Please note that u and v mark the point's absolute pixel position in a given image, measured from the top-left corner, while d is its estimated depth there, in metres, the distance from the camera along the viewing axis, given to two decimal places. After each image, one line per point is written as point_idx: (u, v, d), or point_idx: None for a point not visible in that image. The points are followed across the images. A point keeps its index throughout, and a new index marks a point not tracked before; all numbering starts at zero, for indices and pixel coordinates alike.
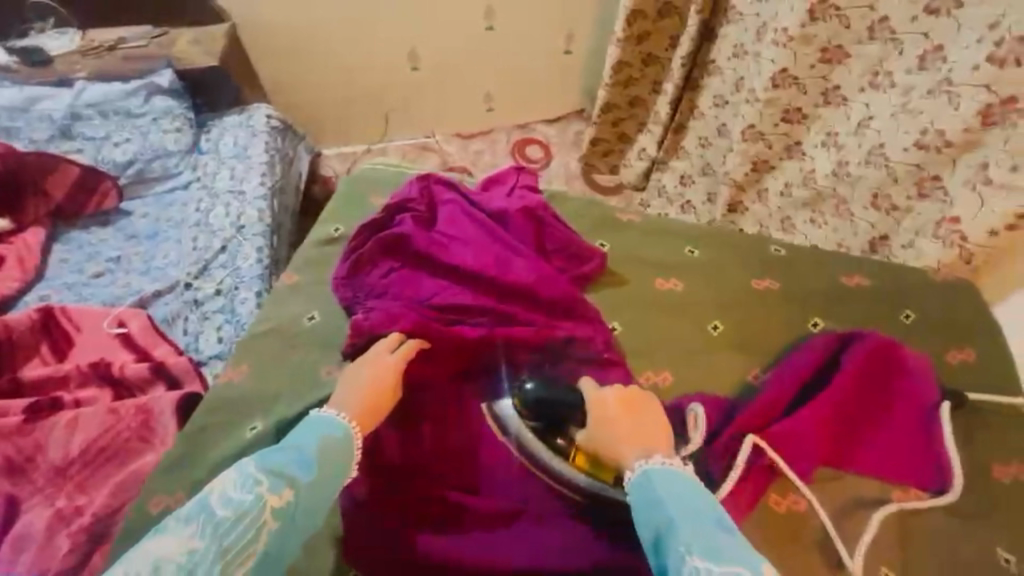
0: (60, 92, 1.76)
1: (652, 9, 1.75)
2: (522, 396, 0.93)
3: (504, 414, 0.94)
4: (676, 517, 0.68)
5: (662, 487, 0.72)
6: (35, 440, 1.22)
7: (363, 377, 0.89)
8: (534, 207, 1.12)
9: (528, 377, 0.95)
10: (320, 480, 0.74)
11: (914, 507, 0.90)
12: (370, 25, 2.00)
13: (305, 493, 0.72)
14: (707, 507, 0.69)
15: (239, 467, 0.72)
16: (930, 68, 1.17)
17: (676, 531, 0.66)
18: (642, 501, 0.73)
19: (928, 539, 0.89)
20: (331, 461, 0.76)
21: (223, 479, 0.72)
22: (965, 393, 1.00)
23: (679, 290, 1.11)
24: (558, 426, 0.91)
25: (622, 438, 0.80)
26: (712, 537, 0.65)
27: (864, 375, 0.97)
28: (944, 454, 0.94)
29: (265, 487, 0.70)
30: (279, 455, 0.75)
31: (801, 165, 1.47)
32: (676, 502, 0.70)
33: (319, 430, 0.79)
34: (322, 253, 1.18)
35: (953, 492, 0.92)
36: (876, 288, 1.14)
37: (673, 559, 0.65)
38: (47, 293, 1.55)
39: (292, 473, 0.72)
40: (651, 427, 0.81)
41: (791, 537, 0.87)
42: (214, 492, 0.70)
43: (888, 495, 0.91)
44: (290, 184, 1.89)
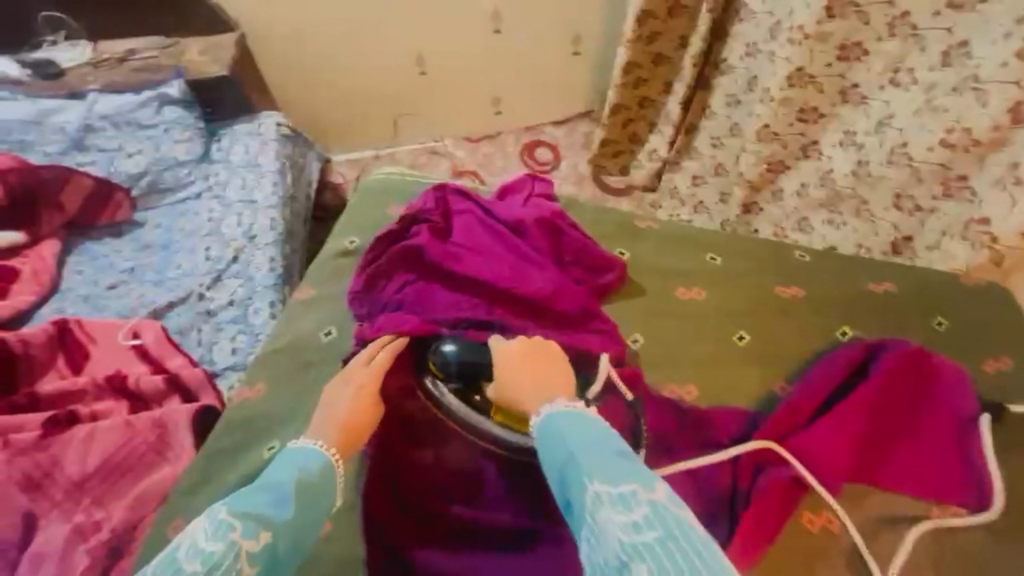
0: (71, 105, 1.77)
1: (663, 9, 1.72)
2: (443, 362, 0.92)
3: (431, 385, 0.94)
4: (577, 451, 0.68)
5: (562, 425, 0.73)
6: (52, 455, 1.22)
7: (341, 392, 0.88)
8: (550, 216, 1.10)
9: (446, 339, 0.94)
10: (299, 516, 0.71)
11: (952, 525, 0.88)
12: (377, 31, 2.00)
13: (283, 533, 0.69)
14: (604, 435, 0.70)
15: (208, 514, 0.68)
16: (955, 64, 1.15)
17: (577, 463, 0.67)
18: (546, 441, 0.73)
19: (968, 557, 0.86)
20: (309, 497, 0.73)
21: (194, 527, 0.67)
22: (1003, 405, 0.98)
23: (701, 299, 1.09)
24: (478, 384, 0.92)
25: (528, 389, 0.82)
26: (610, 463, 0.66)
27: (897, 386, 0.94)
28: (983, 468, 0.92)
29: (237, 534, 0.65)
30: (252, 495, 0.71)
31: (818, 165, 1.43)
32: (575, 435, 0.71)
33: (294, 463, 0.76)
34: (335, 264, 1.17)
35: (992, 510, 0.89)
36: (903, 293, 1.11)
37: (577, 490, 0.66)
38: (62, 305, 1.56)
39: (267, 514, 0.68)
40: (552, 372, 0.83)
41: (822, 556, 0.85)
42: (179, 546, 0.65)
43: (923, 512, 0.89)
44: (301, 192, 1.89)
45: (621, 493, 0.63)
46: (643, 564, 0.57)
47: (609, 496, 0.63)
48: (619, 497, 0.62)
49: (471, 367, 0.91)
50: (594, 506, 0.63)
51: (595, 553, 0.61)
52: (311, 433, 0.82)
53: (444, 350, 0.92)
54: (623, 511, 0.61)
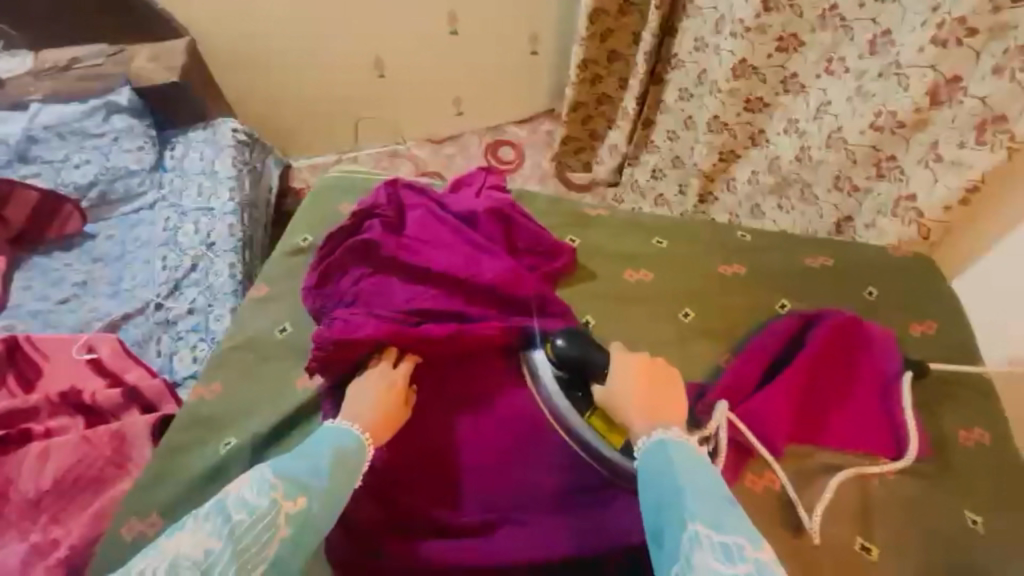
0: (13, 116, 1.72)
1: (613, 6, 1.77)
2: (554, 349, 0.96)
3: (537, 358, 0.98)
4: (684, 487, 0.68)
5: (676, 457, 0.72)
6: (4, 474, 1.18)
7: (374, 385, 0.90)
8: (502, 206, 1.12)
9: (560, 333, 0.98)
10: (334, 485, 0.73)
11: (874, 471, 0.93)
12: (332, 35, 1.99)
13: (318, 499, 0.70)
14: (717, 483, 0.69)
15: (254, 472, 0.71)
16: (880, 52, 1.20)
17: (682, 500, 0.67)
18: (652, 471, 0.73)
19: (890, 502, 0.92)
20: (346, 471, 0.75)
21: (240, 481, 0.70)
22: (927, 364, 1.04)
23: (649, 280, 1.13)
24: (584, 380, 0.94)
25: (633, 401, 0.81)
26: (718, 510, 0.66)
27: (830, 350, 0.99)
28: (904, 423, 0.97)
29: (278, 493, 0.68)
30: (298, 461, 0.73)
31: (766, 152, 1.51)
32: (685, 470, 0.70)
33: (334, 437, 0.78)
34: (289, 265, 1.16)
35: (908, 456, 0.95)
36: (840, 268, 1.17)
37: (675, 524, 0.66)
38: (12, 322, 1.50)
39: (302, 480, 0.71)
40: (667, 393, 0.82)
41: (762, 512, 0.89)
42: (231, 495, 0.69)
43: (846, 461, 0.94)
44: (260, 198, 1.87)
45: (725, 543, 0.62)
46: None
47: (710, 541, 0.63)
48: (722, 546, 0.62)
49: (578, 365, 0.94)
50: (691, 545, 0.63)
51: None
52: (346, 417, 0.83)
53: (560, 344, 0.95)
54: (725, 561, 0.61)
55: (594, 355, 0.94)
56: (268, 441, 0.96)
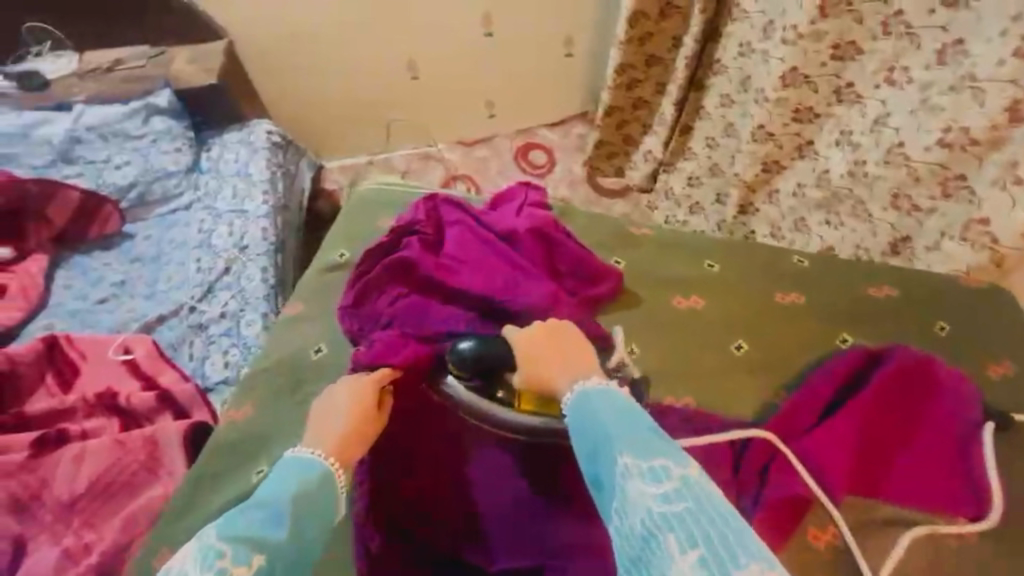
0: (57, 117, 1.75)
1: (654, 10, 1.71)
2: (458, 357, 0.90)
3: (447, 383, 0.92)
4: (608, 423, 0.68)
5: (594, 398, 0.72)
6: (41, 475, 1.19)
7: (344, 392, 0.83)
8: (544, 226, 1.09)
9: (462, 337, 0.93)
10: (295, 535, 0.66)
11: (950, 530, 0.86)
12: (367, 37, 1.98)
13: (277, 556, 0.64)
14: (635, 410, 0.69)
15: (198, 539, 0.64)
16: (950, 62, 1.12)
17: (607, 440, 0.66)
18: (578, 417, 0.72)
19: (968, 564, 0.85)
20: (308, 509, 0.68)
21: (183, 554, 0.64)
22: (1011, 414, 0.96)
23: (699, 307, 1.07)
24: (497, 375, 0.89)
25: (550, 367, 0.79)
26: (641, 436, 0.66)
27: (895, 391, 0.93)
28: (985, 477, 0.90)
29: (227, 560, 0.61)
30: (248, 515, 0.66)
31: (815, 165, 1.42)
32: (605, 405, 0.70)
33: (291, 476, 0.70)
34: (326, 279, 1.15)
35: (990, 517, 0.88)
36: (905, 298, 1.10)
37: (606, 463, 0.66)
38: (52, 321, 1.53)
39: (258, 536, 0.64)
40: (573, 348, 0.81)
41: (824, 570, 0.83)
42: (172, 573, 0.62)
43: (920, 516, 0.87)
44: (293, 201, 1.87)
45: (653, 468, 0.62)
46: (671, 535, 0.58)
47: (639, 470, 0.63)
48: (650, 470, 0.62)
49: (487, 361, 0.88)
50: (623, 479, 0.63)
51: (626, 525, 0.62)
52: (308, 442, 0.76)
53: (458, 349, 0.90)
54: (654, 484, 0.61)
55: (493, 342, 0.89)
56: None
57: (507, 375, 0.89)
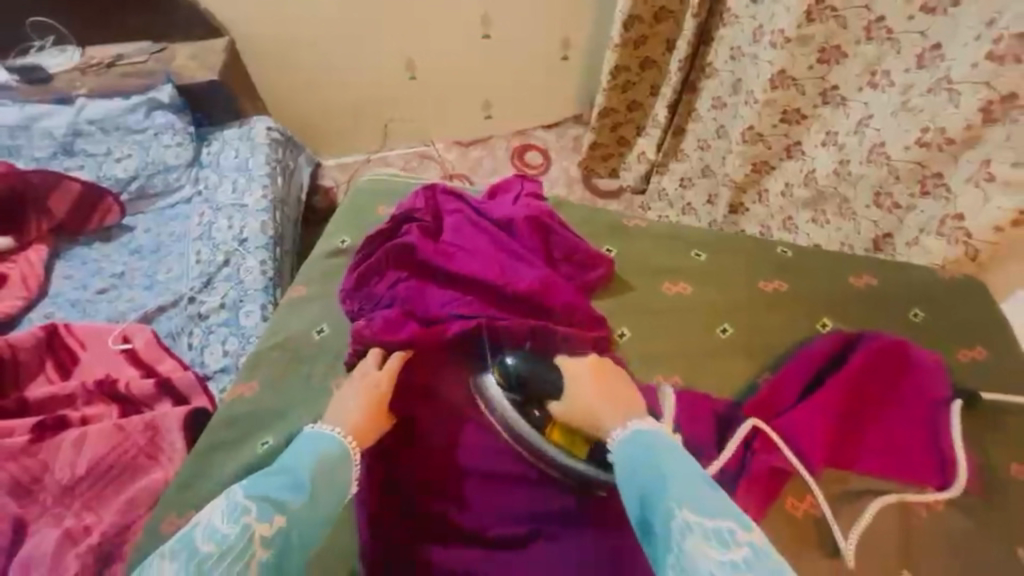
0: (58, 110, 1.77)
1: (648, 14, 1.75)
2: (504, 369, 0.95)
3: (485, 381, 0.97)
4: (670, 478, 0.72)
5: (656, 450, 0.76)
6: (42, 459, 1.21)
7: (358, 385, 0.91)
8: (539, 214, 1.12)
9: (510, 352, 0.98)
10: (313, 501, 0.74)
11: (916, 499, 0.90)
12: (367, 37, 2.01)
13: (296, 516, 0.72)
14: (699, 469, 0.73)
15: (228, 497, 0.73)
16: (928, 66, 1.17)
17: (668, 494, 0.70)
18: (636, 465, 0.76)
19: (934, 535, 0.88)
20: (323, 479, 0.77)
21: (212, 511, 0.73)
22: (979, 393, 1.00)
23: (687, 294, 1.11)
24: (538, 400, 0.93)
25: (597, 401, 0.85)
26: (704, 497, 0.69)
27: (868, 372, 0.98)
28: (951, 451, 0.94)
29: (252, 516, 0.70)
30: (273, 481, 0.75)
31: (802, 165, 1.47)
32: (669, 461, 0.74)
33: (311, 451, 0.80)
34: (329, 265, 1.18)
35: (956, 487, 0.92)
36: (886, 288, 1.14)
37: (664, 514, 0.69)
38: (52, 311, 1.55)
39: (280, 498, 0.72)
40: (627, 392, 0.86)
41: (803, 539, 0.87)
42: (202, 525, 0.71)
43: (887, 485, 0.91)
44: (291, 196, 1.89)
45: (718, 529, 0.66)
46: None
47: (702, 529, 0.66)
48: (714, 532, 0.65)
49: (531, 383, 0.93)
50: (683, 534, 0.66)
51: None
52: (327, 422, 0.85)
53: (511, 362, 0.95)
54: (719, 548, 0.64)
55: (544, 366, 0.94)
56: None
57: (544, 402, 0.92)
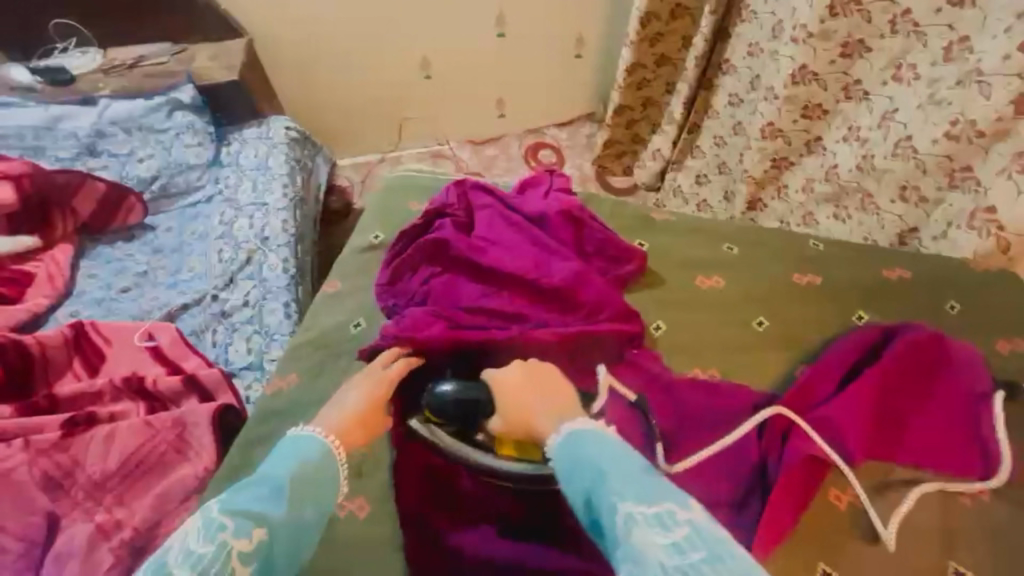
0: (82, 110, 1.79)
1: (665, 11, 1.76)
2: (434, 401, 0.90)
3: (421, 424, 0.93)
4: (604, 470, 0.71)
5: (588, 445, 0.75)
6: (72, 455, 1.23)
7: (361, 385, 0.92)
8: (571, 208, 1.12)
9: (443, 379, 0.93)
10: (296, 509, 0.72)
11: (957, 489, 0.91)
12: (382, 36, 2.02)
13: (278, 527, 0.69)
14: (629, 455, 0.73)
15: (201, 514, 0.68)
16: (956, 58, 1.16)
17: (606, 486, 0.69)
18: (571, 463, 0.75)
19: (975, 525, 0.89)
20: (306, 485, 0.74)
21: (185, 530, 0.67)
22: (1022, 386, 1.00)
23: (720, 287, 1.12)
24: (475, 421, 0.90)
25: (534, 407, 0.85)
26: (641, 483, 0.68)
27: (909, 364, 0.96)
28: (993, 442, 0.94)
29: (228, 533, 0.66)
30: (248, 492, 0.71)
31: (823, 160, 1.47)
32: (602, 454, 0.73)
33: (290, 457, 0.77)
34: (360, 261, 1.19)
35: (999, 478, 0.91)
36: (915, 281, 1.14)
37: (608, 510, 0.68)
38: (77, 309, 1.57)
39: (258, 511, 0.69)
40: (555, 397, 0.86)
41: (849, 533, 0.87)
42: (173, 548, 0.66)
43: (926, 476, 0.92)
44: (310, 195, 1.90)
45: (657, 514, 0.65)
46: None
47: (643, 516, 0.65)
48: (655, 517, 0.64)
49: (466, 407, 0.89)
50: (628, 527, 0.65)
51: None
52: (314, 422, 0.83)
53: (438, 392, 0.90)
54: (662, 533, 0.63)
55: (472, 387, 0.90)
56: None
57: (484, 421, 0.90)
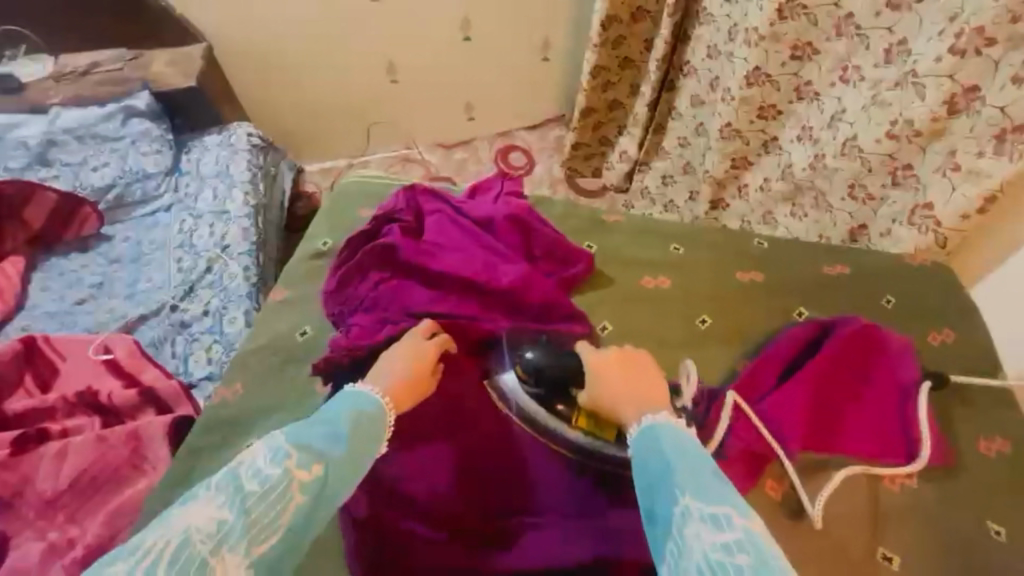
0: (34, 119, 1.74)
1: (626, 14, 1.78)
2: (523, 365, 0.96)
3: (507, 382, 0.97)
4: (669, 460, 0.68)
5: (660, 433, 0.72)
6: (22, 473, 1.19)
7: (408, 352, 0.89)
8: (519, 212, 1.14)
9: (529, 346, 0.97)
10: (350, 453, 0.71)
11: (885, 473, 0.94)
12: (344, 40, 2.00)
13: (334, 467, 0.69)
14: (700, 452, 0.69)
15: (269, 439, 0.69)
16: (896, 61, 1.20)
17: (669, 477, 0.67)
18: (640, 448, 0.73)
19: (901, 506, 0.92)
20: (363, 434, 0.74)
21: (256, 449, 0.69)
22: (946, 374, 1.05)
23: (667, 287, 1.13)
24: (563, 388, 0.94)
25: (619, 392, 0.82)
26: (707, 483, 0.65)
27: (842, 358, 1.00)
28: (918, 429, 0.97)
29: (293, 460, 0.67)
30: (313, 428, 0.72)
31: (779, 159, 1.51)
32: (671, 445, 0.70)
33: (349, 404, 0.77)
34: (308, 269, 1.18)
35: (920, 461, 0.95)
36: (857, 277, 1.17)
37: (667, 503, 0.66)
38: (29, 322, 1.52)
39: (319, 447, 0.69)
40: (651, 382, 0.81)
41: (785, 520, 0.90)
42: (245, 463, 0.67)
43: (854, 460, 0.95)
44: (273, 201, 1.88)
45: (713, 514, 0.61)
46: None
47: (699, 514, 0.62)
48: (712, 516, 0.61)
49: (553, 374, 0.94)
50: (683, 521, 0.63)
51: (679, 567, 0.61)
52: (371, 380, 0.83)
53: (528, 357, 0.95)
54: (713, 531, 0.60)
55: (563, 357, 0.94)
56: None
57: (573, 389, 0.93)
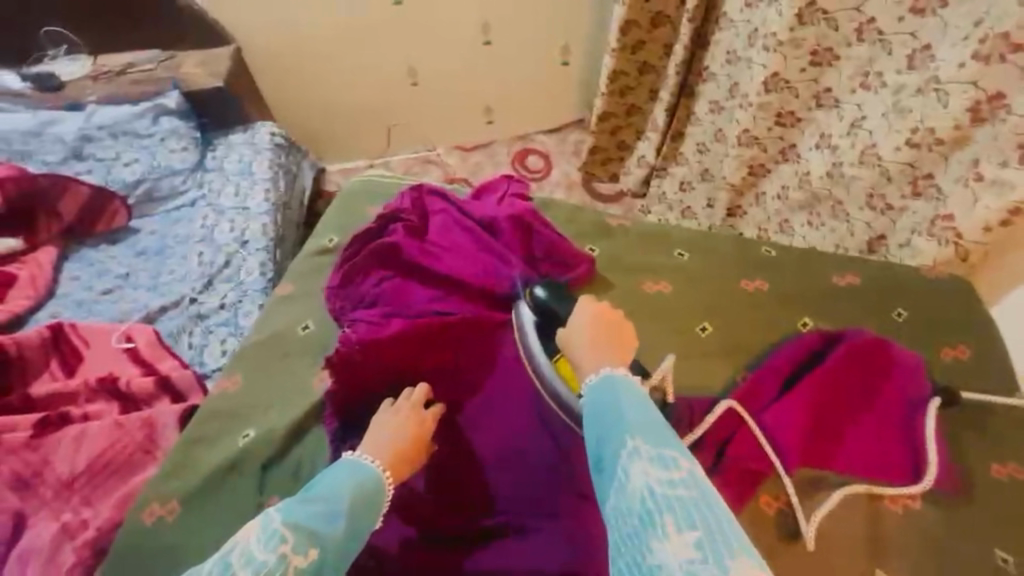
0: (71, 116, 1.82)
1: (646, 19, 1.77)
2: (533, 297, 1.02)
3: (515, 308, 1.05)
4: (622, 407, 0.69)
5: (615, 384, 0.73)
6: (43, 454, 1.24)
7: (405, 419, 0.90)
8: (522, 214, 1.15)
9: (541, 285, 1.04)
10: (348, 531, 0.72)
11: (887, 493, 0.92)
12: (369, 44, 2.04)
13: (330, 549, 0.69)
14: (649, 403, 0.71)
15: (263, 521, 0.70)
16: (919, 67, 1.16)
17: (620, 422, 0.68)
18: (592, 396, 0.73)
19: (904, 528, 0.90)
20: (361, 514, 0.74)
21: (250, 531, 0.69)
22: (956, 391, 1.02)
23: (668, 292, 1.13)
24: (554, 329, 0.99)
25: (587, 344, 0.82)
26: (657, 430, 0.67)
27: (846, 372, 1.01)
28: (925, 449, 0.96)
29: (288, 546, 0.67)
30: (307, 505, 0.72)
31: (797, 168, 1.46)
32: (625, 397, 0.71)
33: (347, 476, 0.77)
34: (315, 264, 1.22)
35: (925, 482, 0.93)
36: (867, 287, 1.15)
37: (614, 444, 0.67)
38: (59, 310, 1.59)
39: (317, 529, 0.69)
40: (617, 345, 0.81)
41: (780, 537, 0.89)
42: (237, 548, 0.68)
43: (855, 477, 0.94)
44: (294, 199, 1.93)
45: (662, 456, 0.64)
46: (669, 517, 0.59)
47: (648, 455, 0.64)
48: (660, 458, 0.64)
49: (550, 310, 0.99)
50: (630, 461, 0.64)
51: (621, 498, 0.63)
52: (367, 451, 0.83)
53: (536, 293, 1.02)
54: (661, 470, 0.63)
55: (569, 303, 1.00)
56: (281, 437, 1.01)
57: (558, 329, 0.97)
